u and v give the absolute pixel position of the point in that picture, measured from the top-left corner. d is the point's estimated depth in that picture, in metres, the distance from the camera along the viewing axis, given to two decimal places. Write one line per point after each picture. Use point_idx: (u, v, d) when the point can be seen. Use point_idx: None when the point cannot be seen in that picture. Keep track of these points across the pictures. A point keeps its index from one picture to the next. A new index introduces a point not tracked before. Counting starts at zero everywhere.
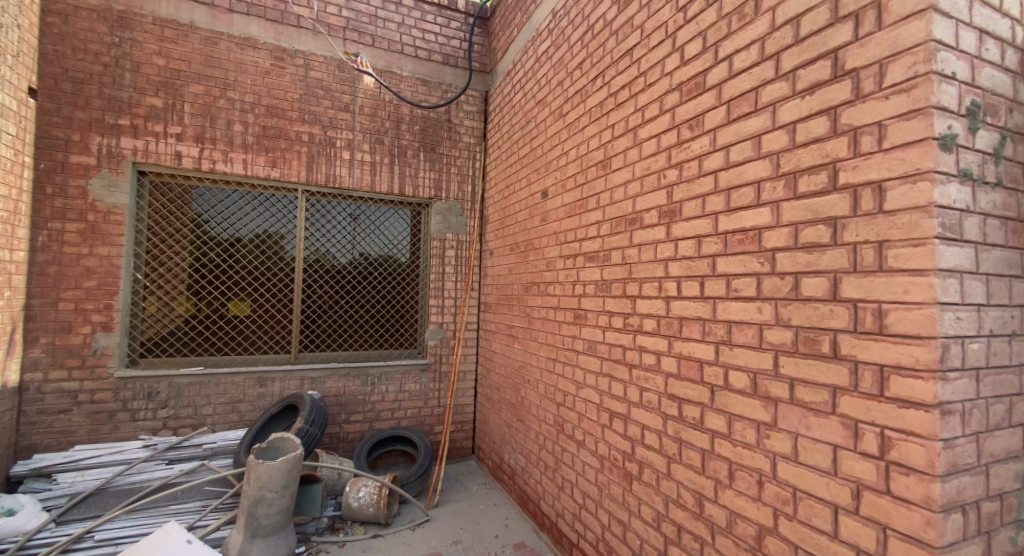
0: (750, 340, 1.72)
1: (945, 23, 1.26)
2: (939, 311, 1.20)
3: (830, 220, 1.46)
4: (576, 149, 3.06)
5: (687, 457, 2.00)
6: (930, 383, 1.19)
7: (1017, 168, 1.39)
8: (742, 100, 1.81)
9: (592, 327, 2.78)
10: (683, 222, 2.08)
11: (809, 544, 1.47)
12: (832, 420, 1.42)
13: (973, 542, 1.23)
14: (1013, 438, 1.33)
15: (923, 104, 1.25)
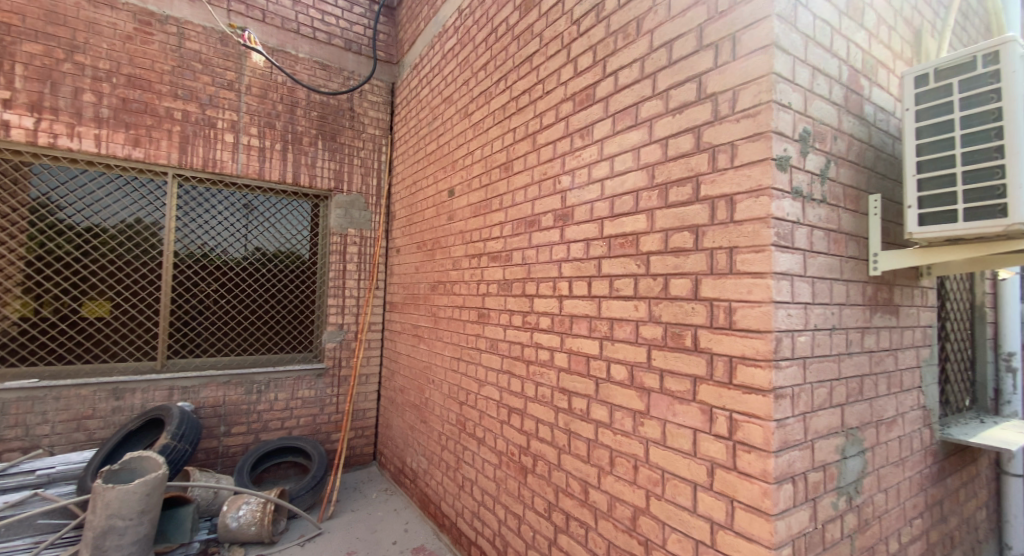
0: (628, 335, 1.85)
1: (784, 59, 1.46)
2: (773, 309, 1.39)
3: (693, 227, 1.63)
4: (481, 148, 3.07)
5: (575, 447, 2.10)
6: (767, 371, 1.38)
7: (836, 189, 1.65)
8: (625, 114, 1.94)
9: (494, 325, 2.81)
10: (575, 226, 2.18)
11: (674, 520, 1.63)
12: (693, 406, 1.58)
13: (801, 506, 1.44)
14: (831, 416, 1.59)
15: (764, 128, 1.44)
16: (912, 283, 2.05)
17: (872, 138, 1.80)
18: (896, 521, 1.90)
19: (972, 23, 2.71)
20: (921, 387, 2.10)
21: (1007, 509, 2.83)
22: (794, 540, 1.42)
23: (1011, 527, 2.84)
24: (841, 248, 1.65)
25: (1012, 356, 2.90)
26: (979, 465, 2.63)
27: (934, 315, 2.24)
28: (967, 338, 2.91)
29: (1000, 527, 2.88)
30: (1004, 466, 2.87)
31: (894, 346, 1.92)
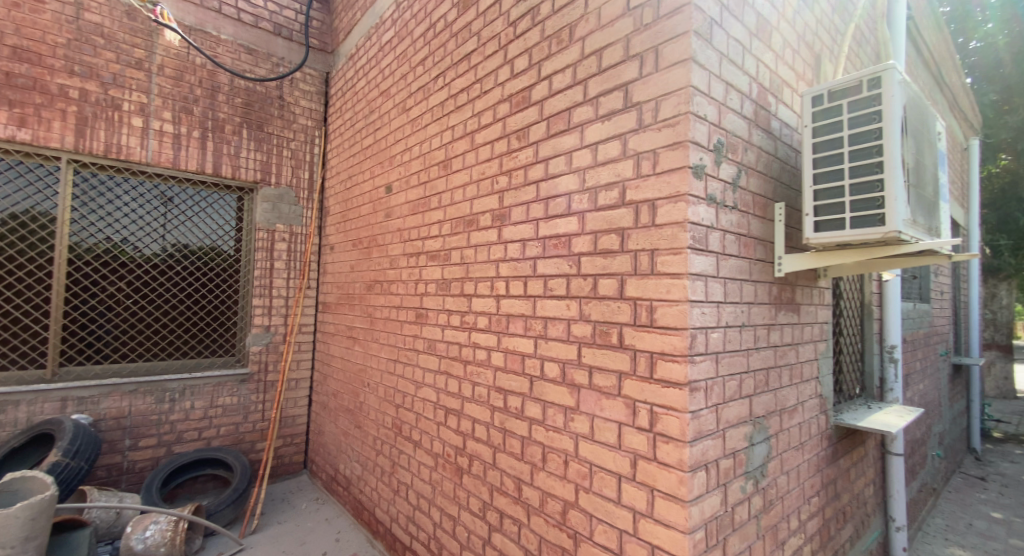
0: (561, 333, 1.90)
1: (701, 73, 1.56)
2: (689, 307, 1.48)
3: (619, 230, 1.70)
4: (418, 145, 3.01)
5: (509, 446, 2.12)
6: (683, 365, 1.47)
7: (746, 197, 1.79)
8: (558, 117, 1.99)
9: (432, 326, 2.77)
10: (511, 226, 2.20)
11: (601, 512, 1.69)
12: (618, 401, 1.65)
13: (712, 492, 1.55)
14: (741, 406, 1.72)
15: (682, 137, 1.53)
16: (812, 284, 2.26)
17: (777, 150, 1.97)
18: (797, 500, 2.09)
19: (864, 51, 3.03)
20: (818, 378, 2.33)
21: (890, 484, 3.19)
22: (707, 524, 1.52)
23: (894, 500, 3.20)
24: (750, 251, 1.79)
25: (894, 348, 3.28)
26: (868, 447, 2.95)
27: (830, 312, 2.49)
28: (858, 333, 3.26)
29: (885, 501, 3.24)
30: (888, 447, 3.24)
31: (796, 341, 2.11)
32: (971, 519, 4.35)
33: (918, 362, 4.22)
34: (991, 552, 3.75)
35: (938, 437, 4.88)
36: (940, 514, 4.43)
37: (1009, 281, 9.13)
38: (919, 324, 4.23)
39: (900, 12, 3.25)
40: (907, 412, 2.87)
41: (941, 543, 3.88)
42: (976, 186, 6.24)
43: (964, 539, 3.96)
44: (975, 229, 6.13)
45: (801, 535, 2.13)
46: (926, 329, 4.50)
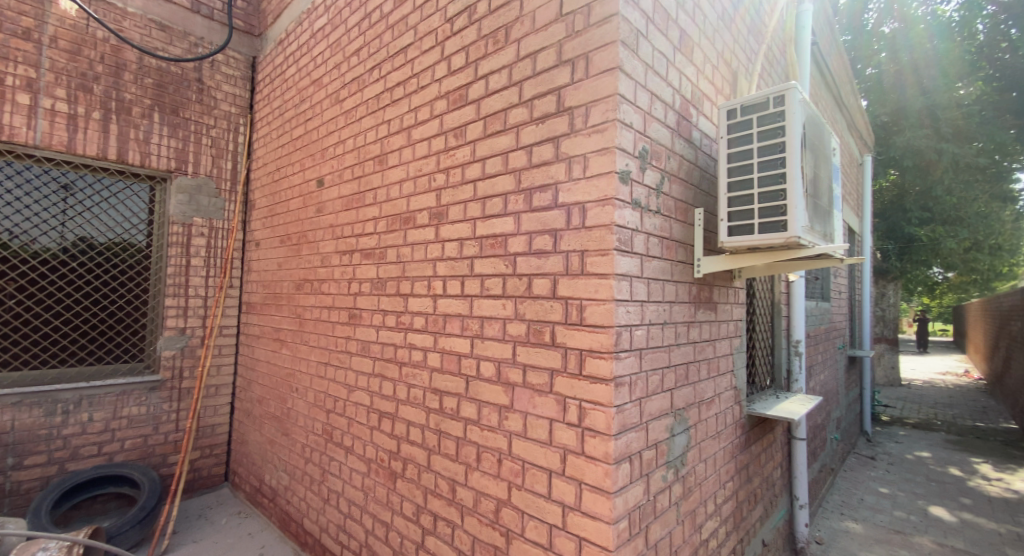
0: (496, 333, 1.90)
1: (627, 82, 1.64)
2: (615, 306, 1.54)
3: (553, 231, 1.73)
4: (352, 138, 2.91)
5: (444, 447, 2.10)
6: (609, 361, 1.53)
7: (669, 202, 1.90)
8: (495, 118, 1.99)
9: (365, 326, 2.68)
10: (449, 225, 2.18)
11: (532, 508, 1.72)
12: (550, 398, 1.69)
13: (635, 482, 1.62)
14: (663, 399, 1.82)
15: (610, 143, 1.59)
16: (728, 284, 2.44)
17: (697, 159, 2.11)
18: (713, 485, 2.25)
19: (776, 70, 3.31)
20: (733, 371, 2.51)
21: (796, 466, 3.51)
22: (630, 513, 1.59)
23: (797, 481, 3.52)
24: (672, 253, 1.90)
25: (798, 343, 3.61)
26: (776, 433, 3.22)
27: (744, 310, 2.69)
28: (768, 329, 3.55)
29: (790, 482, 3.55)
30: (793, 432, 3.55)
31: (713, 337, 2.27)
32: (863, 494, 4.88)
33: (820, 355, 4.67)
34: (877, 522, 4.22)
35: (836, 422, 5.42)
36: (837, 491, 4.92)
37: (895, 282, 10.31)
38: (820, 320, 4.68)
39: (807, 37, 3.57)
40: (808, 401, 3.16)
41: (837, 517, 4.31)
42: (868, 197, 7.01)
43: (856, 513, 4.43)
44: (868, 235, 6.87)
45: (717, 518, 2.28)
46: (827, 325, 4.99)
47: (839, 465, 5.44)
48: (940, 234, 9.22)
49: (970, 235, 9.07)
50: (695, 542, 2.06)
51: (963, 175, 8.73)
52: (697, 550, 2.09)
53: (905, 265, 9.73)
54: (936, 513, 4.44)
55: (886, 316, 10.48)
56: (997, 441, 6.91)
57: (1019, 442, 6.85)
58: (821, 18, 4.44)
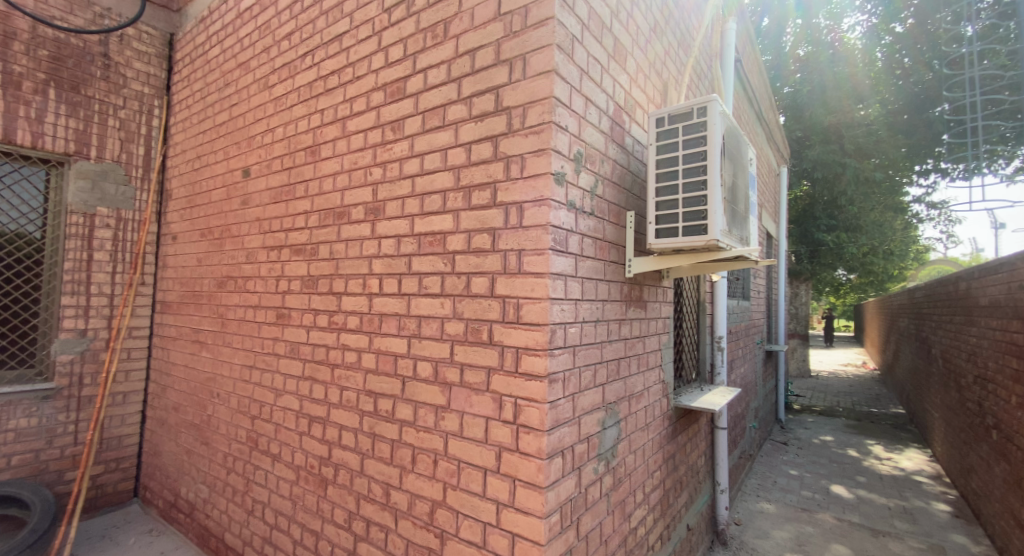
0: (434, 332, 1.88)
1: (563, 86, 1.67)
2: (550, 304, 1.57)
3: (491, 230, 1.74)
4: (282, 127, 2.75)
5: (378, 449, 2.04)
6: (543, 358, 1.56)
7: (603, 205, 1.97)
8: (433, 113, 1.96)
9: (295, 327, 2.55)
10: (385, 221, 2.12)
11: (467, 507, 1.71)
12: (486, 396, 1.69)
13: (567, 476, 1.67)
14: (595, 394, 1.88)
15: (545, 145, 1.62)
16: (657, 284, 2.56)
17: (629, 164, 2.20)
18: (642, 475, 2.35)
19: (704, 83, 3.52)
20: (661, 366, 2.64)
21: (717, 454, 3.75)
22: (562, 506, 1.63)
23: (719, 468, 3.77)
24: (605, 254, 1.97)
25: (721, 339, 3.86)
26: (700, 423, 3.43)
27: (672, 308, 2.84)
28: (694, 326, 3.76)
29: (713, 469, 3.79)
30: (716, 422, 3.80)
31: (644, 334, 2.37)
32: (776, 477, 5.30)
33: (740, 350, 5.02)
34: (787, 502, 4.60)
35: (754, 412, 5.85)
36: (754, 475, 5.32)
37: (806, 283, 11.31)
38: (741, 318, 5.03)
39: (731, 53, 3.82)
40: (729, 392, 3.39)
41: (753, 500, 4.66)
42: (783, 205, 7.63)
43: (770, 494, 4.82)
44: (783, 239, 7.47)
45: (645, 506, 2.40)
46: (746, 322, 5.38)
47: (756, 451, 5.89)
48: (843, 239, 10.24)
49: (868, 241, 10.33)
50: (624, 531, 2.15)
51: (862, 187, 9.73)
52: (626, 538, 2.18)
53: (815, 267, 10.70)
54: (836, 491, 4.92)
55: (798, 314, 11.45)
56: (886, 425, 7.76)
57: (904, 424, 7.74)
58: (744, 36, 4.77)
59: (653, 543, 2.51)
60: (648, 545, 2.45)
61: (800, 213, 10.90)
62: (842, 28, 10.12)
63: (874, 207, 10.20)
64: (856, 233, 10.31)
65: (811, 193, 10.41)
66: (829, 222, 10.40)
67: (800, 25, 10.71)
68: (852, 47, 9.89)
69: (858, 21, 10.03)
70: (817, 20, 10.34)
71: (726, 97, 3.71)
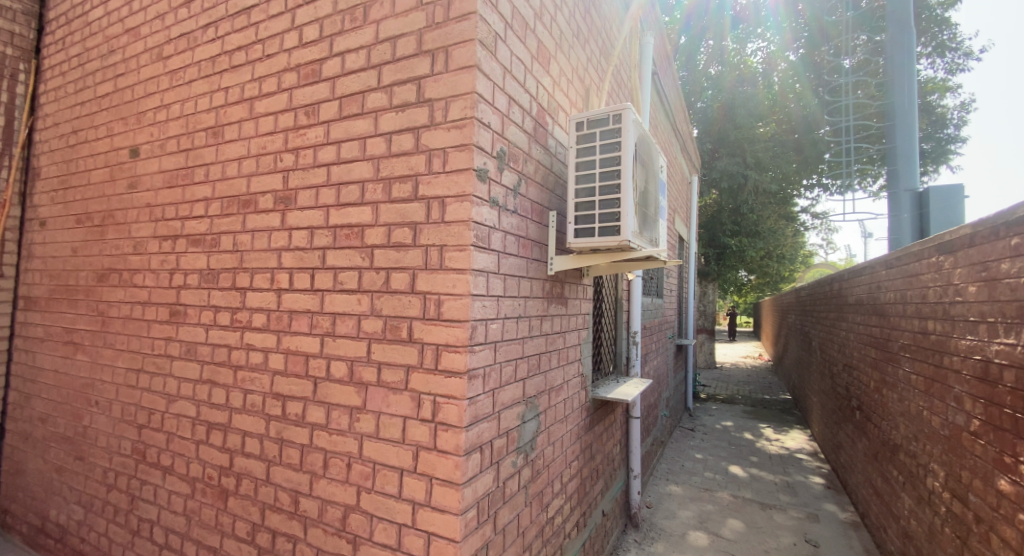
0: (350, 330, 1.79)
1: (485, 82, 1.67)
2: (470, 301, 1.56)
3: (411, 224, 1.69)
4: (179, 104, 2.48)
5: (286, 455, 1.92)
6: (463, 355, 1.54)
7: (525, 203, 2.00)
8: (352, 100, 1.87)
9: (192, 325, 2.31)
10: (297, 211, 1.98)
11: (381, 510, 1.66)
12: (404, 395, 1.65)
13: (485, 471, 1.67)
14: (515, 389, 1.90)
15: (468, 140, 1.60)
16: (577, 282, 2.64)
17: (552, 165, 2.26)
18: (560, 466, 2.42)
19: (623, 92, 3.68)
20: (580, 361, 2.73)
21: (631, 443, 3.96)
22: (479, 502, 1.64)
23: (632, 456, 3.98)
24: (527, 251, 2.00)
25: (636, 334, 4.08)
26: (615, 414, 3.60)
27: (591, 305, 2.95)
28: (612, 322, 3.93)
29: (626, 457, 4.00)
30: (630, 413, 4.01)
31: (564, 329, 2.44)
32: (682, 462, 5.71)
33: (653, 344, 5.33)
34: (692, 484, 4.98)
35: (665, 401, 6.26)
36: (664, 461, 5.69)
37: (712, 283, 12.20)
38: (654, 314, 5.34)
39: (648, 65, 4.03)
40: (642, 384, 3.59)
41: (663, 483, 4.99)
42: (693, 211, 8.20)
43: (677, 478, 5.18)
44: (693, 242, 8.04)
45: (562, 496, 2.47)
46: (659, 318, 5.72)
47: (666, 438, 6.30)
48: (745, 244, 11.11)
49: (764, 246, 11.26)
50: (541, 521, 2.20)
51: (761, 197, 10.72)
52: (544, 529, 2.23)
53: (721, 268, 11.61)
54: (733, 471, 5.41)
55: (706, 311, 12.38)
56: (776, 410, 8.64)
57: (790, 409, 8.67)
58: (661, 51, 5.05)
59: (569, 531, 2.60)
60: (565, 533, 2.53)
61: (708, 219, 11.60)
62: (747, 51, 11.11)
63: (771, 215, 11.18)
64: (755, 239, 11.17)
65: (719, 201, 11.25)
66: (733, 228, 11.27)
67: (712, 46, 11.50)
68: (756, 70, 10.86)
69: (760, 46, 11.04)
70: (728, 42, 11.28)
71: (643, 106, 3.91)
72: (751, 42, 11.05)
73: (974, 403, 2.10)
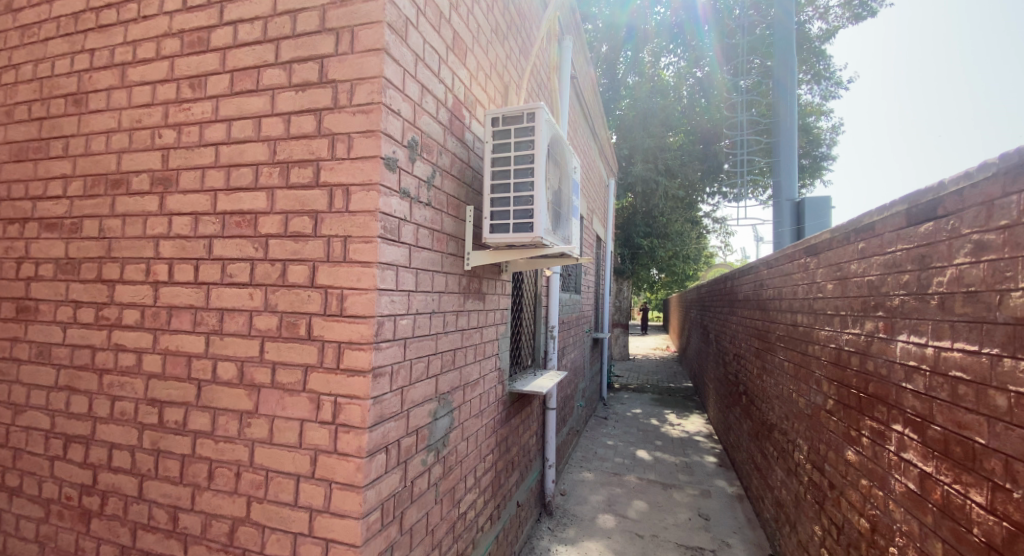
0: (240, 328, 1.63)
1: (394, 67, 1.60)
2: (377, 295, 1.49)
3: (312, 212, 1.58)
4: (31, 64, 2.11)
5: (163, 468, 1.71)
6: (368, 353, 1.47)
7: (440, 196, 1.95)
8: (245, 75, 1.70)
9: (46, 323, 1.98)
10: (179, 194, 1.77)
11: (274, 520, 1.55)
12: (302, 397, 1.54)
13: (390, 472, 1.62)
14: (426, 386, 1.86)
15: (375, 127, 1.53)
16: (495, 277, 2.65)
17: (469, 159, 2.24)
18: (474, 461, 2.42)
19: (542, 92, 3.73)
20: (498, 355, 2.74)
21: (547, 434, 4.06)
22: (383, 503, 1.58)
23: (547, 447, 4.09)
24: (442, 245, 1.96)
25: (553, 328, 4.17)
26: (532, 407, 3.67)
27: (509, 301, 2.97)
28: (531, 316, 4.00)
29: (542, 448, 4.10)
30: (546, 405, 4.11)
31: (480, 324, 2.43)
32: (595, 449, 5.98)
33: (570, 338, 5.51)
34: (602, 470, 5.23)
35: (581, 392, 6.50)
36: (579, 449, 5.91)
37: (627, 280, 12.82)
38: (572, 309, 5.51)
39: (567, 68, 4.13)
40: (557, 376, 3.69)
41: (576, 471, 5.18)
42: (610, 212, 8.55)
43: (590, 464, 5.41)
44: (610, 241, 8.41)
45: (476, 491, 2.47)
46: (577, 313, 5.92)
47: (582, 427, 6.56)
48: (656, 245, 11.81)
49: (673, 246, 12.07)
50: (453, 517, 2.18)
51: (670, 201, 11.48)
52: (455, 525, 2.22)
53: (634, 266, 12.27)
54: (640, 455, 5.76)
55: (621, 307, 13.04)
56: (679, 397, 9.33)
57: (691, 396, 9.41)
58: (580, 56, 5.18)
59: (483, 525, 2.61)
60: (478, 527, 2.54)
61: (624, 221, 12.21)
62: (660, 64, 11.81)
63: (679, 219, 11.99)
64: (664, 240, 11.95)
65: (634, 204, 11.90)
66: (646, 230, 11.94)
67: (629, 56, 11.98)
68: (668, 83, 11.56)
69: (672, 61, 11.82)
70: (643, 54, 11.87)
71: (562, 108, 4.01)
72: (663, 56, 11.78)
73: (830, 385, 2.41)
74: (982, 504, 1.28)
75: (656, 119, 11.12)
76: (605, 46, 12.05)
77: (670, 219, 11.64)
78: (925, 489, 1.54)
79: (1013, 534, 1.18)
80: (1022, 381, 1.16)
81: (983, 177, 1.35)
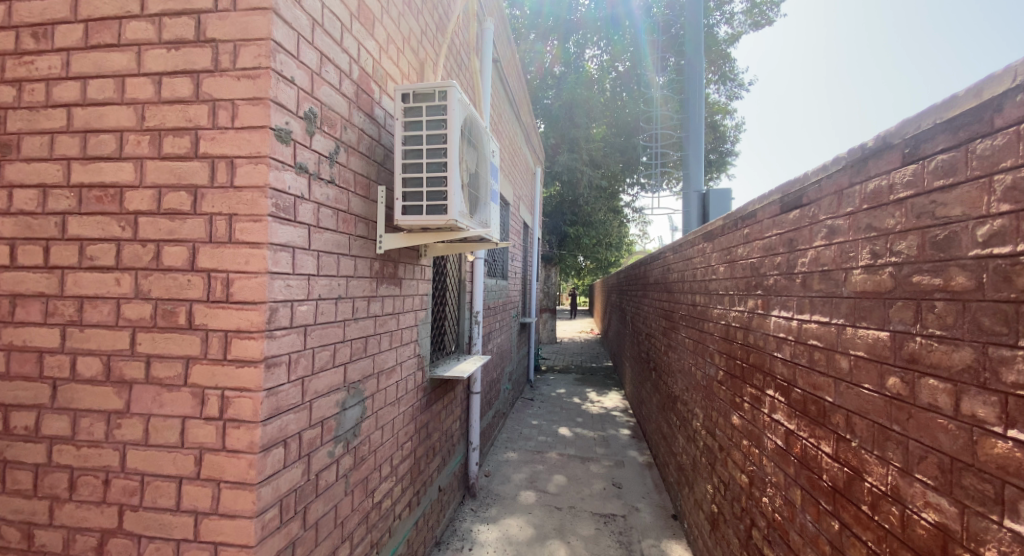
0: (104, 318, 1.44)
1: (286, 31, 1.47)
2: (269, 279, 1.39)
3: (190, 187, 1.43)
4: None
5: (12, 480, 1.48)
6: (259, 341, 1.37)
7: (346, 174, 1.85)
8: (102, 27, 1.48)
9: None
10: (21, 163, 1.51)
11: (153, 528, 1.41)
12: (183, 393, 1.41)
13: (290, 467, 1.54)
14: (333, 375, 1.77)
15: (263, 95, 1.40)
16: (413, 262, 2.58)
17: (379, 136, 2.14)
18: (390, 449, 2.37)
19: (463, 74, 3.64)
20: (417, 341, 2.68)
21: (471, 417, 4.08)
22: (282, 499, 1.50)
23: (471, 430, 4.11)
24: (349, 227, 1.86)
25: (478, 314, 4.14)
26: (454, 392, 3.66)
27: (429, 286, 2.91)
28: (455, 301, 3.95)
29: (466, 432, 4.12)
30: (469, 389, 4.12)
31: (396, 310, 2.36)
32: (520, 429, 6.11)
33: (496, 322, 5.54)
34: (525, 448, 5.37)
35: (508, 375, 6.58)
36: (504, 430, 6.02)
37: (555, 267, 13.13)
38: (498, 295, 5.52)
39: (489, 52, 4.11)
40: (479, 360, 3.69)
41: (501, 451, 5.27)
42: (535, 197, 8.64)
43: (514, 444, 5.53)
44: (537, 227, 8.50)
45: (392, 479, 2.42)
46: (503, 297, 5.95)
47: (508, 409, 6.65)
48: (581, 232, 12.18)
49: (596, 234, 12.52)
50: (366, 507, 2.13)
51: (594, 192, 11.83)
52: (369, 515, 2.16)
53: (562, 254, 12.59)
54: (561, 433, 5.98)
55: (549, 292, 13.27)
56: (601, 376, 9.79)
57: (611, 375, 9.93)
58: (505, 40, 5.11)
59: (400, 512, 2.57)
60: (395, 515, 2.49)
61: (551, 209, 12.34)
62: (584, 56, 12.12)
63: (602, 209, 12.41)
64: (588, 228, 12.38)
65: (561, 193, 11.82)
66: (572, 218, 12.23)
67: (554, 46, 12.07)
68: (593, 75, 11.91)
69: (596, 54, 12.15)
70: (569, 45, 12.01)
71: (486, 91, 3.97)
72: (588, 49, 12.13)
73: (721, 357, 2.65)
74: (829, 453, 1.48)
75: (584, 110, 11.29)
76: (533, 33, 11.99)
77: (594, 208, 12.04)
78: (789, 444, 1.75)
79: (850, 476, 1.38)
80: (859, 345, 1.35)
81: (836, 169, 1.54)
